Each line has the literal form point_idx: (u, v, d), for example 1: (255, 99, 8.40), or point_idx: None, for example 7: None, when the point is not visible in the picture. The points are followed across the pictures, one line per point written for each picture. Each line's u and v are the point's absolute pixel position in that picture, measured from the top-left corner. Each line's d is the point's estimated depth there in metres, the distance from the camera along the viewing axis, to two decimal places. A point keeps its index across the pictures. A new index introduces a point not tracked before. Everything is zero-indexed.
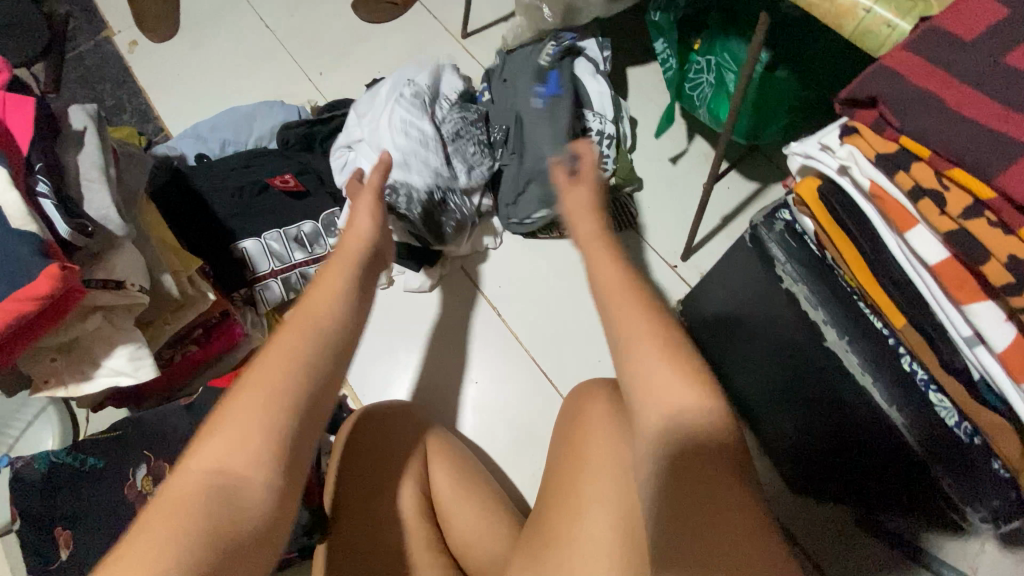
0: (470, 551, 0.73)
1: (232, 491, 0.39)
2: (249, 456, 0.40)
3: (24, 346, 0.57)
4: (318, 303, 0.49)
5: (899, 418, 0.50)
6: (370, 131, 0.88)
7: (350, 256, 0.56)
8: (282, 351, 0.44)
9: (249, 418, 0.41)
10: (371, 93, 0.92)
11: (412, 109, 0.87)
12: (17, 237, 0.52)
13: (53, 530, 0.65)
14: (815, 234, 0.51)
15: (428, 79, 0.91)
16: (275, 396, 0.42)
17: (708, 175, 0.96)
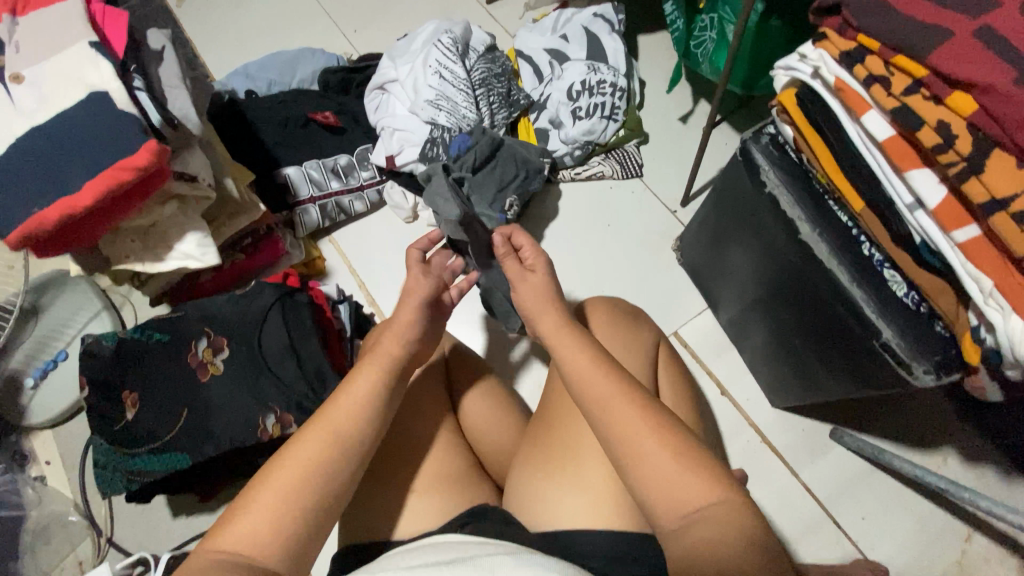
0: (482, 441, 0.82)
1: (247, 565, 0.45)
2: (271, 551, 0.47)
3: (113, 218, 0.66)
4: (340, 422, 0.54)
5: (858, 292, 0.59)
6: (406, 76, 0.99)
7: (380, 360, 0.60)
8: (297, 468, 0.50)
9: (266, 517, 0.47)
10: (408, 42, 1.03)
11: (445, 57, 0.98)
12: (123, 117, 0.62)
13: (121, 392, 0.74)
14: (793, 139, 0.61)
15: (459, 31, 1.01)
16: (291, 505, 0.49)
17: (708, 131, 1.06)
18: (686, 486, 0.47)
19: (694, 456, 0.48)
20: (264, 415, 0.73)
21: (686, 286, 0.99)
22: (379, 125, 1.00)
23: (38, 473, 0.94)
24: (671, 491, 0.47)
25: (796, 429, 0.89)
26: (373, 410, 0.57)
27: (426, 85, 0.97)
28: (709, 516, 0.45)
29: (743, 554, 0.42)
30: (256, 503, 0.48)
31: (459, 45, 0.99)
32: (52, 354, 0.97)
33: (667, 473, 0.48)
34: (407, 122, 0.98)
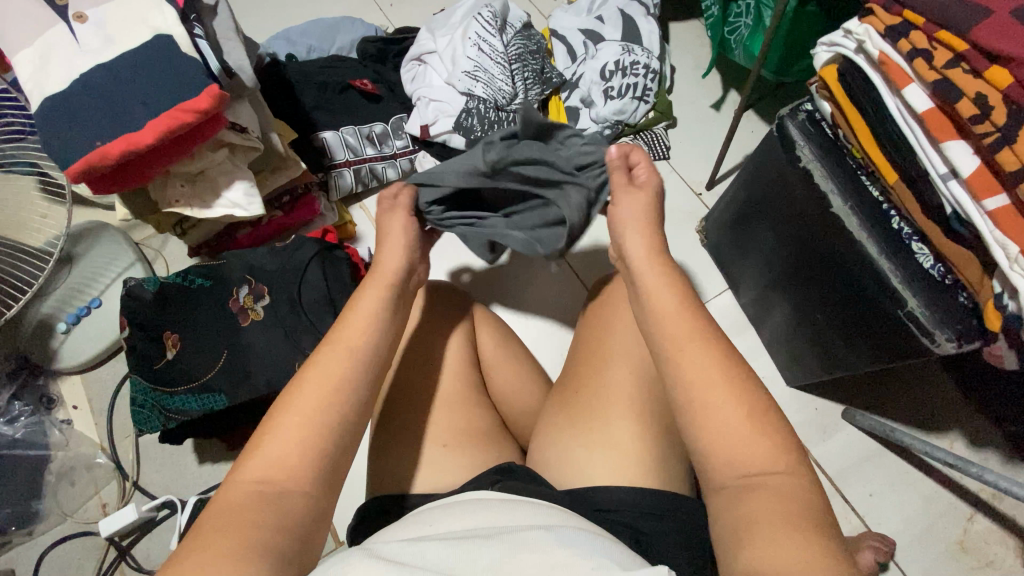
0: (507, 401, 0.85)
1: (277, 494, 0.44)
2: (301, 478, 0.46)
3: (168, 160, 0.68)
4: (363, 341, 0.53)
5: (885, 263, 0.62)
6: (444, 49, 1.02)
7: (386, 279, 0.61)
8: (325, 393, 0.49)
9: (296, 445, 0.46)
10: (447, 18, 1.05)
11: (483, 32, 1.00)
12: (188, 61, 0.64)
13: (162, 333, 0.76)
14: (831, 115, 0.63)
15: (498, 8, 1.03)
16: (323, 432, 0.47)
17: (734, 118, 1.09)
18: (754, 453, 0.46)
19: (760, 418, 0.46)
20: (300, 361, 0.76)
21: (708, 267, 1.02)
22: (415, 95, 1.02)
23: (65, 417, 0.94)
24: (733, 449, 0.46)
25: (809, 407, 0.92)
26: (381, 330, 0.55)
27: (464, 58, 0.99)
28: (768, 480, 0.44)
29: (804, 522, 0.41)
30: (290, 427, 0.47)
31: (497, 21, 1.01)
32: (85, 301, 0.98)
33: (733, 431, 0.46)
34: (443, 92, 1.00)
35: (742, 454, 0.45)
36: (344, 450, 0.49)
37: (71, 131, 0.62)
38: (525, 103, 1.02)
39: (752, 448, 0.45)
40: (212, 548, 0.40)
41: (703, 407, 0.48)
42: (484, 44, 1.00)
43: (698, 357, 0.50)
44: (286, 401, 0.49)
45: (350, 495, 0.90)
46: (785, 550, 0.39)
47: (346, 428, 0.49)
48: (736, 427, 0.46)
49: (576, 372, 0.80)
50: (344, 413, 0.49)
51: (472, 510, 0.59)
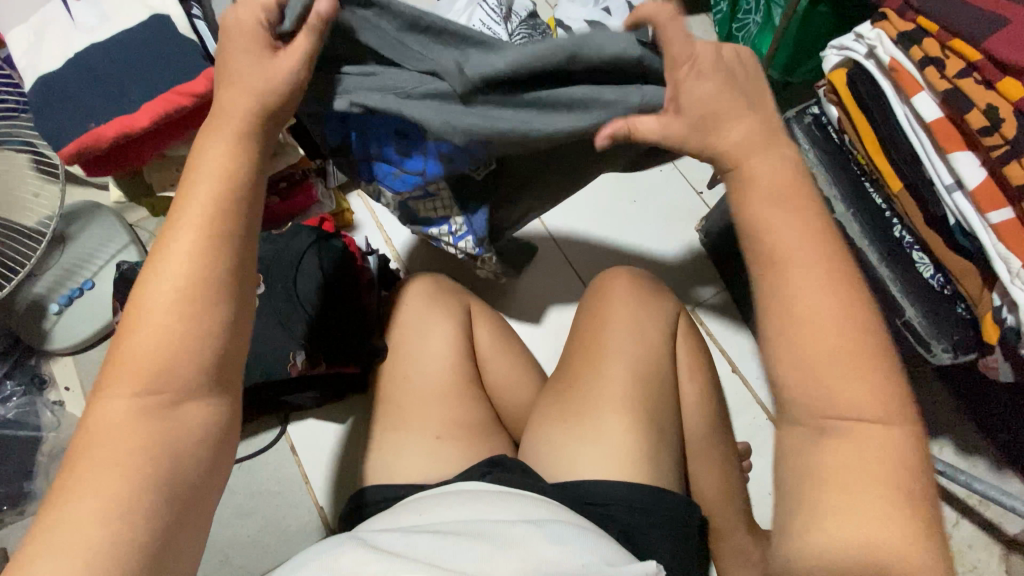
0: (502, 395, 0.84)
1: (160, 406, 0.39)
2: (183, 381, 0.39)
3: (163, 144, 0.66)
4: (217, 210, 0.41)
5: (885, 271, 0.61)
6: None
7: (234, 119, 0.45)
8: (183, 277, 0.40)
9: (167, 344, 0.39)
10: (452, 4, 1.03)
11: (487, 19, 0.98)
12: (185, 43, 0.62)
13: None
14: (838, 120, 0.62)
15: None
16: (188, 322, 0.39)
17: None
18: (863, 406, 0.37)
19: (870, 366, 0.37)
20: None
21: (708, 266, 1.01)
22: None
23: (57, 398, 0.94)
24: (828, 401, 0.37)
25: None
26: (242, 193, 0.43)
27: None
28: (856, 436, 0.36)
29: (890, 498, 0.35)
30: (143, 328, 0.39)
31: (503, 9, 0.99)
32: (78, 283, 0.97)
33: (843, 381, 0.37)
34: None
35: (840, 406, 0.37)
36: (232, 340, 0.42)
37: (64, 111, 0.60)
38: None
39: (855, 400, 0.36)
40: (88, 486, 0.35)
41: (805, 343, 0.38)
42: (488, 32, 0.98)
43: (805, 283, 0.38)
44: (140, 299, 0.40)
45: (344, 484, 0.90)
46: (860, 529, 0.34)
47: (225, 317, 0.41)
48: (843, 377, 0.37)
49: (569, 368, 0.80)
50: (207, 302, 0.40)
51: (465, 501, 0.60)
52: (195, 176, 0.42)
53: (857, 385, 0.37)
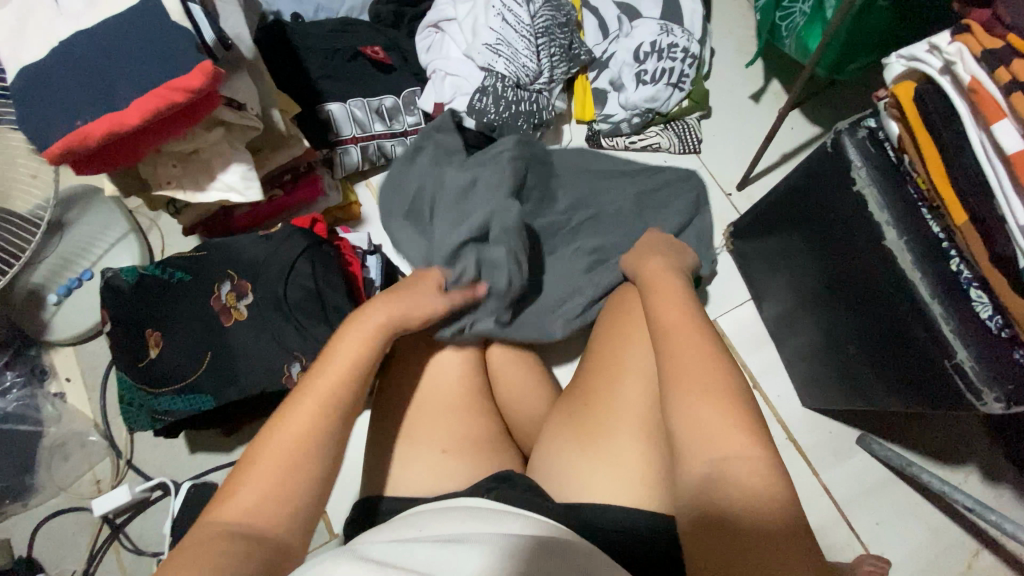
0: (514, 407, 0.80)
1: (247, 533, 0.46)
2: (275, 518, 0.47)
3: (156, 142, 0.61)
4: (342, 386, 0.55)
5: (937, 308, 0.56)
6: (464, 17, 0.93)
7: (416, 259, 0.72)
8: (300, 432, 0.51)
9: (272, 481, 0.48)
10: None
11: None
12: (178, 29, 0.56)
13: (144, 330, 0.72)
14: (899, 138, 0.56)
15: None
16: (291, 474, 0.49)
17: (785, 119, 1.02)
18: (730, 442, 0.46)
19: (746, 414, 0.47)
20: (289, 362, 0.71)
21: (733, 276, 0.97)
22: (429, 67, 0.95)
23: (58, 390, 0.92)
24: (705, 438, 0.47)
25: (824, 430, 0.90)
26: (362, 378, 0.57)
27: (487, 28, 0.91)
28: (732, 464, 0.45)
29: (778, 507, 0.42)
30: (260, 462, 0.49)
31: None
32: (77, 273, 0.93)
33: (711, 419, 0.47)
34: (460, 65, 0.92)
35: (716, 443, 0.46)
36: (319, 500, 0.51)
37: (46, 106, 0.55)
38: (549, 82, 0.94)
39: (727, 446, 0.46)
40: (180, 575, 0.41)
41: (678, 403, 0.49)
42: (506, 10, 0.91)
43: (669, 309, 0.58)
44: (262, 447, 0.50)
45: (349, 489, 0.89)
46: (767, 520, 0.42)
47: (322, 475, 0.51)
48: (726, 432, 0.46)
49: (582, 384, 0.75)
50: (310, 465, 0.50)
51: (459, 516, 0.56)
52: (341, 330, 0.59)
53: (747, 463, 0.45)
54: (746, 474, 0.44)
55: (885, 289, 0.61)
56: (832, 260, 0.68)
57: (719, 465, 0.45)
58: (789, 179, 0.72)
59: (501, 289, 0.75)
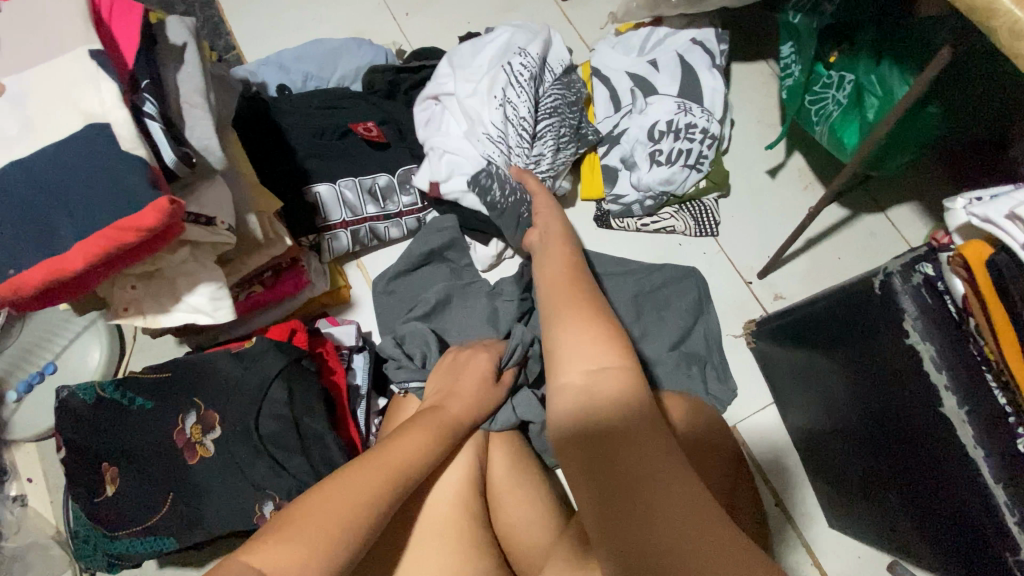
0: (516, 538, 0.71)
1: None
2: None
3: (108, 274, 0.54)
4: (408, 463, 0.60)
5: (1003, 495, 0.48)
6: (465, 92, 0.84)
7: (446, 373, 0.75)
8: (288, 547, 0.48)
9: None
10: (476, 51, 0.87)
11: (515, 75, 0.84)
12: (129, 160, 0.49)
13: (100, 466, 0.65)
14: (965, 298, 0.49)
15: (535, 47, 0.87)
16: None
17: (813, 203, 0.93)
18: (594, 359, 0.45)
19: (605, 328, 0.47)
20: (261, 502, 0.63)
21: (752, 375, 0.89)
22: (426, 143, 0.86)
23: (18, 492, 0.85)
24: (587, 387, 0.44)
25: (851, 554, 0.82)
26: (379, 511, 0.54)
27: (492, 107, 0.83)
28: (604, 376, 0.44)
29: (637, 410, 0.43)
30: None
31: (534, 64, 0.86)
32: (38, 366, 0.86)
33: (580, 347, 0.46)
34: (460, 145, 0.84)
35: (601, 396, 0.43)
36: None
37: None
38: (556, 165, 0.86)
39: (594, 357, 0.45)
40: None
41: (557, 363, 0.46)
42: (512, 87, 0.84)
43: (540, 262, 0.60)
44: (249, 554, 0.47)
45: None
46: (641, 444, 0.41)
47: None
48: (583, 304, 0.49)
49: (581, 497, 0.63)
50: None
51: None
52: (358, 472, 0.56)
53: (618, 373, 0.44)
54: (610, 402, 0.43)
55: (938, 459, 0.53)
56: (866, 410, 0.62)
57: (595, 382, 0.44)
58: (824, 303, 0.64)
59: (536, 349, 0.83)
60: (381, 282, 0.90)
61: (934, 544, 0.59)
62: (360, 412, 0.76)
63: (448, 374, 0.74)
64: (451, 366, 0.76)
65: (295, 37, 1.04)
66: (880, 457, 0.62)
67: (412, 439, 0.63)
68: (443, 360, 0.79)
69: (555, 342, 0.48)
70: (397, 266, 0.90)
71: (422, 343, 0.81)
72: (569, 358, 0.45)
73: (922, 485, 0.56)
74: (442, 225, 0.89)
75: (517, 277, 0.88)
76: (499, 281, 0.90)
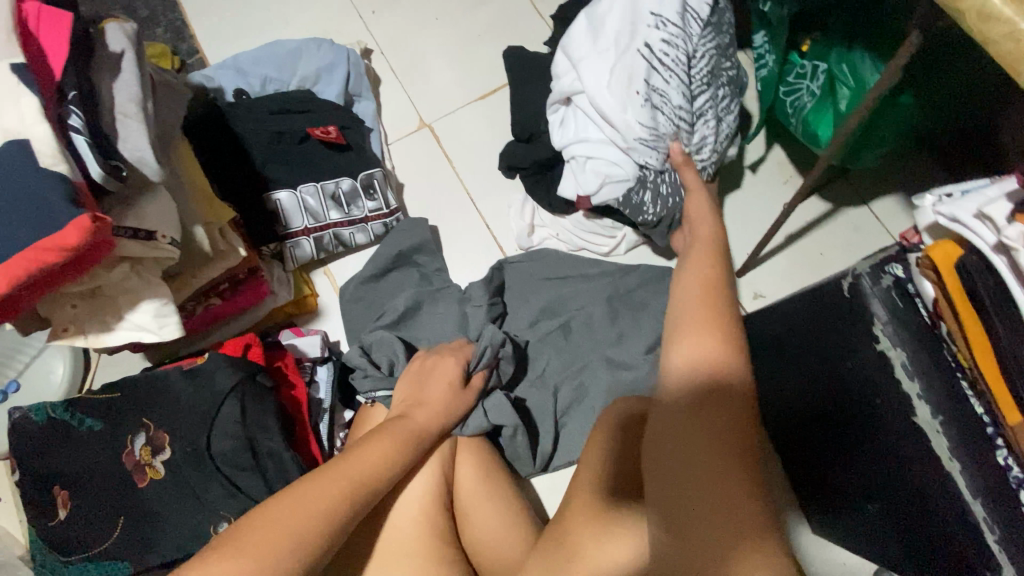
0: (482, 553, 0.69)
1: None
2: None
3: (40, 295, 0.52)
4: (371, 476, 0.58)
5: (982, 511, 0.45)
6: (591, 82, 0.73)
7: (418, 376, 0.74)
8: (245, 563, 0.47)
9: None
10: (594, 30, 0.74)
11: (658, 56, 0.71)
12: (48, 177, 0.47)
13: (51, 488, 0.63)
14: (935, 300, 0.46)
15: (671, 3, 0.73)
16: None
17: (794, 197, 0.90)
18: (704, 349, 0.42)
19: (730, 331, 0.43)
20: (214, 523, 0.61)
21: None
22: (565, 151, 0.78)
23: None
24: (701, 367, 0.41)
25: (836, 561, 0.79)
26: (340, 524, 0.54)
27: (633, 105, 0.71)
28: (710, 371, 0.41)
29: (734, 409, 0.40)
30: None
31: (678, 31, 0.72)
32: (2, 384, 0.85)
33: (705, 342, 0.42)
34: (611, 152, 0.75)
35: (702, 365, 0.41)
36: None
37: None
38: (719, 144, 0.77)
39: (704, 349, 0.42)
40: None
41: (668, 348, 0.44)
42: (657, 71, 0.72)
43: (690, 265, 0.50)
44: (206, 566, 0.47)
45: None
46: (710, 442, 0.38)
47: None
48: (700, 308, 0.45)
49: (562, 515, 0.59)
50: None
51: None
52: (311, 481, 0.55)
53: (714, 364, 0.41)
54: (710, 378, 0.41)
55: (911, 467, 0.50)
56: (827, 413, 0.59)
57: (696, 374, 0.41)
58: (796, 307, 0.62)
59: (508, 354, 0.80)
60: (348, 289, 0.87)
61: (909, 552, 0.56)
62: (323, 427, 0.74)
63: (419, 380, 0.73)
64: (416, 372, 0.74)
65: (257, 38, 1.01)
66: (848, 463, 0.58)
67: (377, 446, 0.61)
68: (410, 366, 0.76)
69: (675, 323, 0.45)
70: (364, 272, 0.87)
71: (389, 350, 0.79)
72: (677, 341, 0.43)
73: (895, 492, 0.53)
74: (410, 232, 0.87)
75: (488, 281, 0.86)
76: (470, 286, 0.87)
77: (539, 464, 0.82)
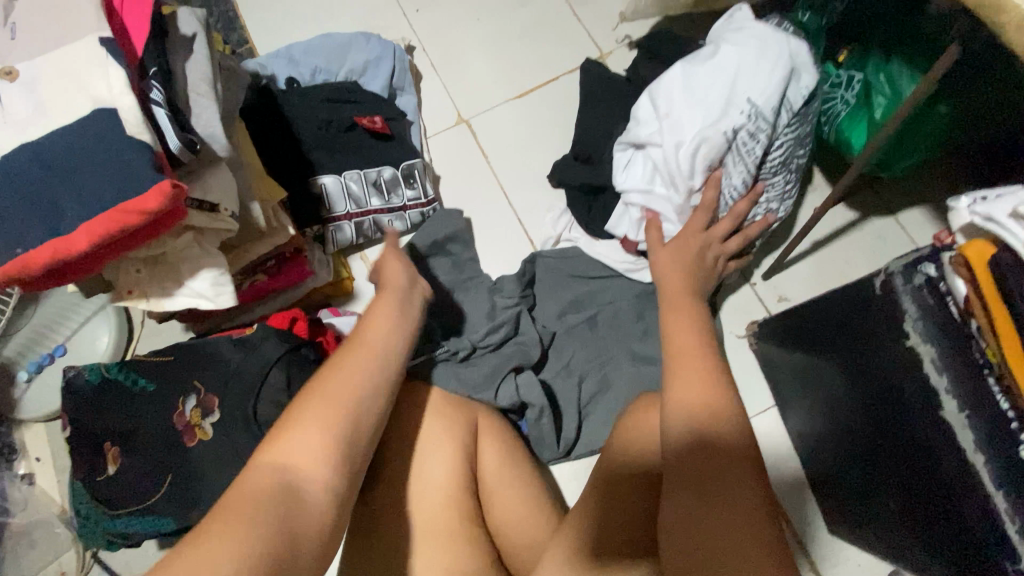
0: (507, 534, 0.70)
1: None
2: None
3: (111, 257, 0.55)
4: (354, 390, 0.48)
5: (1003, 502, 0.46)
6: (664, 149, 0.74)
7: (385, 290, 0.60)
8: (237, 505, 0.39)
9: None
10: (689, 87, 0.73)
11: (739, 143, 0.72)
12: (134, 144, 0.50)
13: (102, 445, 0.66)
14: (966, 299, 0.48)
15: (772, 92, 0.70)
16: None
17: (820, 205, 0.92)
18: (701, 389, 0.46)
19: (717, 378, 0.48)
20: None
21: (753, 378, 0.88)
22: (625, 193, 0.81)
23: (26, 470, 0.87)
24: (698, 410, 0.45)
25: (851, 561, 0.80)
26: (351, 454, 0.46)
27: (700, 176, 0.73)
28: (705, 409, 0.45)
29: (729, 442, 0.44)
30: None
31: (767, 125, 0.71)
32: (49, 348, 0.88)
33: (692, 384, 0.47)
34: (665, 209, 0.77)
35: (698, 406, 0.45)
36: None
37: None
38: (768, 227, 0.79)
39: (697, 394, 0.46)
40: None
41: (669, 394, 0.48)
42: (731, 154, 0.73)
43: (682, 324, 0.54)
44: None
45: None
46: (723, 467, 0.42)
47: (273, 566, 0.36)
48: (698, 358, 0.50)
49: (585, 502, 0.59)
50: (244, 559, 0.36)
51: None
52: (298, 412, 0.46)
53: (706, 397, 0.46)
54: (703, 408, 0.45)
55: (932, 459, 0.52)
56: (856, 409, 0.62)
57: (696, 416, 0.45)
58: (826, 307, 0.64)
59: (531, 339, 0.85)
60: None
61: (928, 548, 0.58)
62: None
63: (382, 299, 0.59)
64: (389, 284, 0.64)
65: (305, 32, 1.05)
66: (872, 458, 0.61)
67: (349, 366, 0.50)
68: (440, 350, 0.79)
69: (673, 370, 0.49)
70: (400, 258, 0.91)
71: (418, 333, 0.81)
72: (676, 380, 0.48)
73: (914, 483, 0.55)
74: (445, 222, 0.90)
75: (519, 274, 0.89)
76: (500, 277, 0.90)
77: (563, 450, 0.85)
